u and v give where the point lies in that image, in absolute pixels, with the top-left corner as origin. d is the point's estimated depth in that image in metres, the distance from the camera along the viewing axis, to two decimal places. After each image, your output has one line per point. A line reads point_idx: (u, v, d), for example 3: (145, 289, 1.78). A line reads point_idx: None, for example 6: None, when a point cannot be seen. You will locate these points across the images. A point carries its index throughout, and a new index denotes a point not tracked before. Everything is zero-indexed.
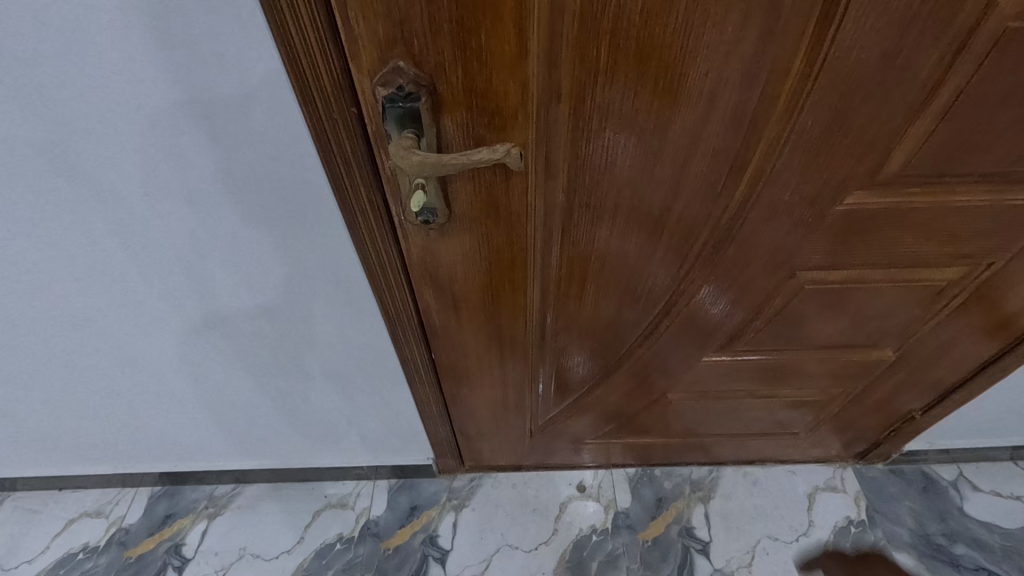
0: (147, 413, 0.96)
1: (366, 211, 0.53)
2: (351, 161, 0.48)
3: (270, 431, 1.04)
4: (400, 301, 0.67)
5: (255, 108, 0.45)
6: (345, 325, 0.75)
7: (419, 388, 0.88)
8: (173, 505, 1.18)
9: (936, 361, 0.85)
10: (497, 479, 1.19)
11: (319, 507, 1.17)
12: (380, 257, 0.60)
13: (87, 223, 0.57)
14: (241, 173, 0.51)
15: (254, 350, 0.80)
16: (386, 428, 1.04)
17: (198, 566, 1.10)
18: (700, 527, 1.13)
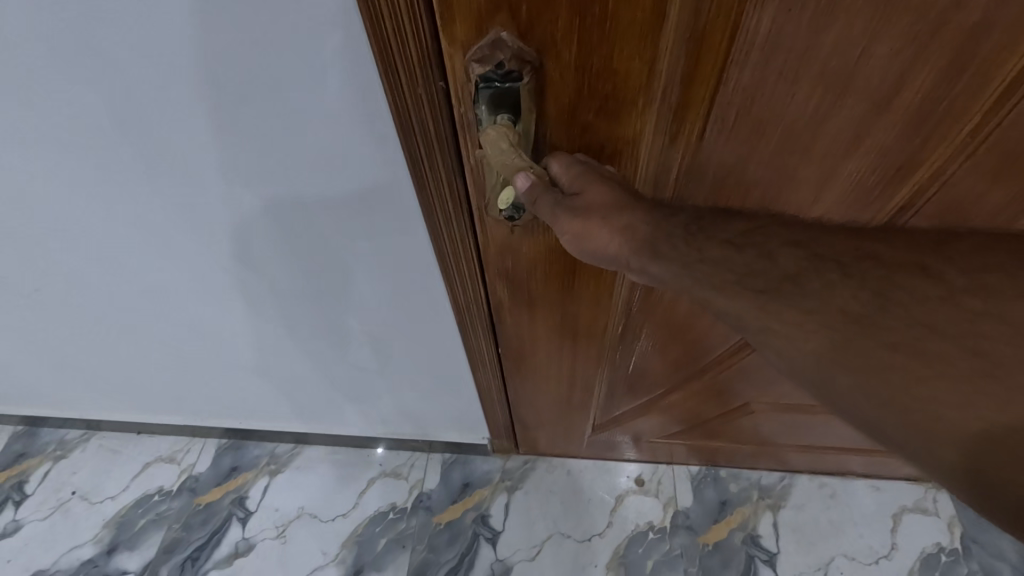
0: (214, 374, 0.98)
1: (446, 200, 0.47)
2: (435, 145, 0.41)
3: (329, 400, 1.04)
4: (470, 292, 0.62)
5: (330, 79, 0.40)
6: (411, 305, 0.71)
7: (481, 374, 0.84)
8: (238, 459, 1.23)
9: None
10: (551, 463, 1.16)
11: (373, 475, 1.18)
12: (456, 248, 0.54)
13: (157, 193, 0.55)
14: (310, 150, 0.47)
15: (318, 322, 0.78)
16: (443, 406, 1.02)
17: (261, 520, 1.15)
18: (767, 537, 1.06)
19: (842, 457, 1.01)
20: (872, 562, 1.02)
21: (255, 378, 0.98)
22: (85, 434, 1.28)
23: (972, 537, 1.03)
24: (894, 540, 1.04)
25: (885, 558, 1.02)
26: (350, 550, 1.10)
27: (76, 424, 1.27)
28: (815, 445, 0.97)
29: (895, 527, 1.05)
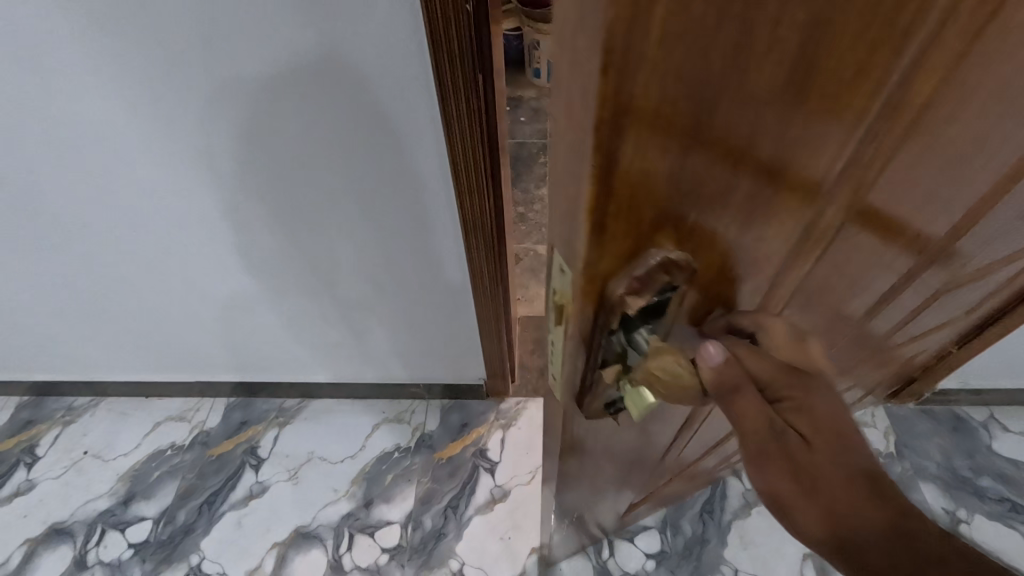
0: (228, 312, 1.05)
1: (462, 103, 0.63)
2: (457, 50, 0.58)
3: (341, 342, 1.13)
4: (476, 204, 0.77)
5: None
6: (425, 227, 0.84)
7: (483, 300, 0.98)
8: (247, 414, 1.30)
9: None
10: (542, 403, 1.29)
11: (378, 421, 1.27)
12: (466, 152, 0.69)
13: (217, 111, 0.67)
14: (356, 64, 0.61)
15: (337, 250, 0.89)
16: (444, 343, 1.13)
17: (273, 466, 1.22)
18: None
19: None
20: None
21: (274, 318, 1.07)
22: (93, 401, 1.33)
23: (905, 443, 1.20)
24: None
25: None
26: (359, 485, 1.19)
27: (83, 390, 1.32)
28: None
29: None
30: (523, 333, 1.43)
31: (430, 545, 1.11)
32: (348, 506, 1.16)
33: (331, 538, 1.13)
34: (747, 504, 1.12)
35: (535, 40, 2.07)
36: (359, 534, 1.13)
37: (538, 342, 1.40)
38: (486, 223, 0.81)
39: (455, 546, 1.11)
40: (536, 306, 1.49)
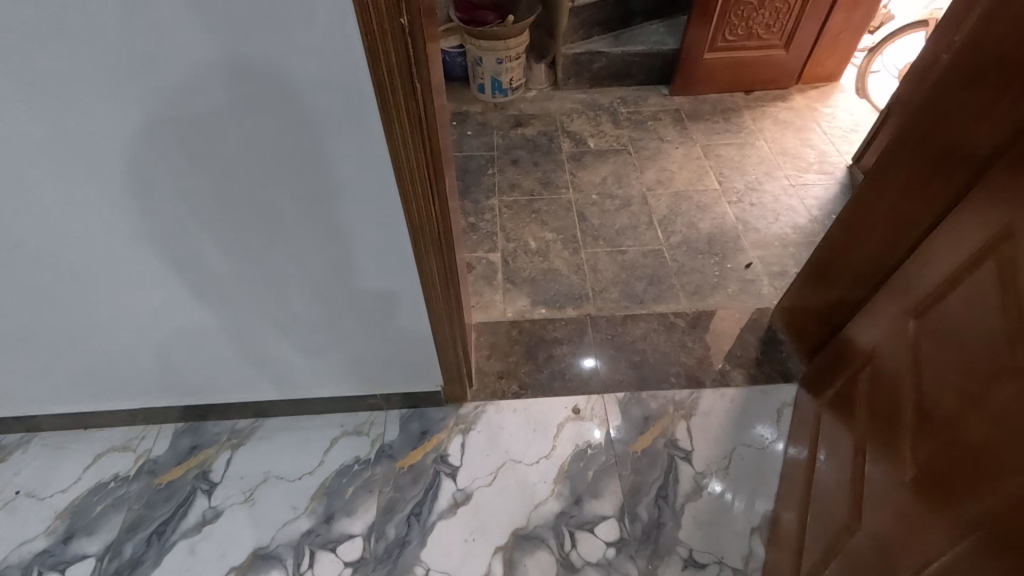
0: (174, 332, 1.03)
1: (402, 118, 0.67)
2: (394, 68, 0.62)
3: (295, 356, 1.12)
4: (423, 213, 0.80)
5: (316, 25, 0.57)
6: (377, 242, 0.86)
7: (437, 309, 1.00)
8: (197, 438, 1.26)
9: (912, 293, 0.97)
10: (499, 405, 1.32)
11: (337, 435, 1.26)
12: (409, 165, 0.73)
13: (158, 128, 0.68)
14: (295, 83, 0.63)
15: (292, 262, 0.89)
16: (400, 354, 1.14)
17: (226, 489, 1.19)
18: (683, 439, 1.26)
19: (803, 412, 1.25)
20: (764, 447, 1.24)
21: (225, 335, 1.05)
22: (26, 437, 1.26)
23: None
24: (779, 427, 1.28)
25: (774, 442, 1.25)
26: (320, 500, 1.17)
27: (13, 426, 1.24)
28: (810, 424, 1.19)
29: (779, 419, 1.29)
30: (478, 339, 1.46)
31: (394, 553, 1.11)
32: (308, 522, 1.14)
33: (291, 557, 1.10)
34: (699, 486, 1.19)
35: (477, 57, 2.14)
36: (320, 551, 1.11)
37: (494, 346, 1.44)
38: (434, 226, 0.83)
39: (419, 552, 1.11)
40: (490, 312, 1.53)
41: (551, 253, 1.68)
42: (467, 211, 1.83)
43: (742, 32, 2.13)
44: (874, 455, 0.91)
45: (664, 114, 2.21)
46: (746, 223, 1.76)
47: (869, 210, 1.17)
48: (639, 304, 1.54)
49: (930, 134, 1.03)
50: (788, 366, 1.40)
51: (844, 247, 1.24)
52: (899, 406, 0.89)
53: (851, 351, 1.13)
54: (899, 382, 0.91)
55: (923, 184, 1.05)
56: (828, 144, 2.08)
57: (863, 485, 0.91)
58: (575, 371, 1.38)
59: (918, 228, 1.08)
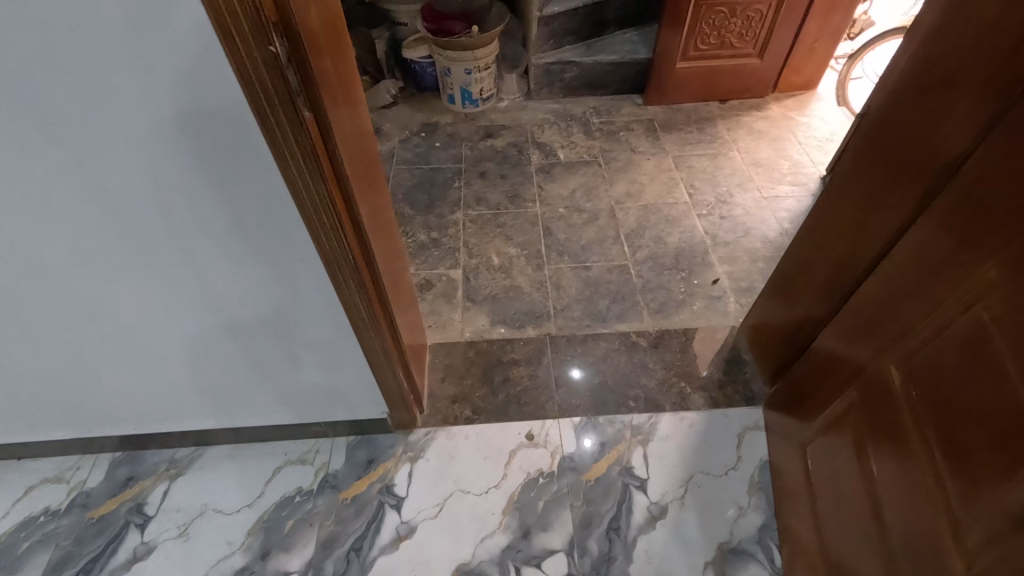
0: (96, 365, 0.98)
1: (294, 153, 0.62)
2: (274, 102, 0.56)
3: (229, 385, 1.08)
4: (335, 246, 0.75)
5: (179, 61, 0.53)
6: (293, 276, 0.81)
7: (369, 338, 0.96)
8: (135, 469, 1.21)
9: (876, 317, 0.91)
10: (451, 432, 1.27)
11: (280, 464, 1.22)
12: (311, 199, 0.68)
13: (33, 174, 0.63)
14: (171, 120, 0.58)
15: (209, 297, 0.84)
16: (340, 381, 1.09)
17: (160, 523, 1.14)
18: (639, 467, 1.21)
19: (779, 436, 1.21)
20: (723, 474, 1.20)
21: (149, 367, 1.00)
22: None
23: None
24: (739, 454, 1.23)
25: (733, 469, 1.21)
26: (256, 535, 1.12)
27: None
28: (794, 453, 1.14)
29: (739, 444, 1.25)
30: (433, 361, 1.41)
31: None
32: (243, 558, 1.10)
33: None
34: (652, 517, 1.14)
35: (446, 68, 2.10)
36: None
37: (449, 369, 1.39)
38: (350, 258, 0.79)
39: None
40: (447, 332, 1.48)
41: (514, 270, 1.64)
42: (430, 225, 1.78)
43: (715, 40, 2.09)
44: (890, 498, 0.86)
45: (637, 124, 2.17)
46: (716, 237, 1.72)
47: (828, 223, 1.11)
48: (601, 323, 1.49)
49: (874, 143, 0.96)
50: (751, 388, 1.35)
51: (807, 262, 1.18)
52: (902, 447, 0.84)
53: (823, 376, 1.07)
54: (901, 423, 0.84)
55: (876, 200, 0.97)
56: (803, 154, 2.04)
57: (886, 534, 0.86)
58: (532, 395, 1.33)
59: (874, 249, 1.00)
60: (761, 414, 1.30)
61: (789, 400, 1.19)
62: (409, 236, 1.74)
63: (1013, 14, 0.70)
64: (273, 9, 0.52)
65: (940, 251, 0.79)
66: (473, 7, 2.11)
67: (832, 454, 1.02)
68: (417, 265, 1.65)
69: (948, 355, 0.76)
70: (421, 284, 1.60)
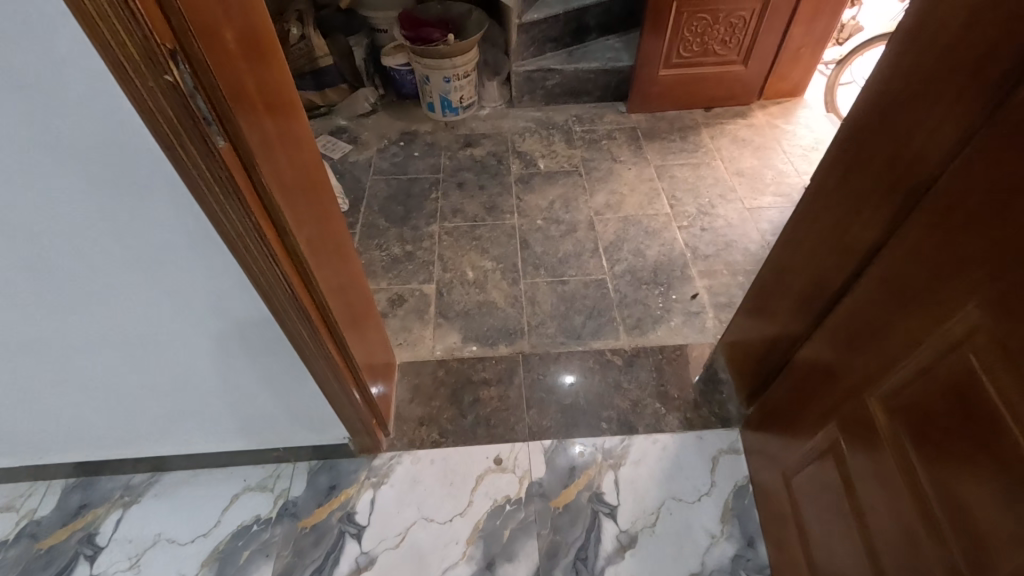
0: (36, 393, 0.94)
1: (210, 184, 0.58)
2: (181, 132, 0.53)
3: (180, 411, 1.04)
4: (269, 275, 0.71)
5: (72, 92, 0.49)
6: (229, 304, 0.77)
7: (317, 365, 0.92)
8: (87, 495, 1.17)
9: (841, 343, 0.87)
10: (417, 456, 1.23)
11: (238, 490, 1.18)
12: (236, 230, 0.64)
13: None
14: (72, 151, 0.54)
15: (144, 324, 0.80)
16: (296, 407, 1.06)
17: (112, 553, 1.10)
18: (609, 493, 1.17)
19: (758, 461, 1.17)
20: (695, 500, 1.16)
21: (93, 392, 0.96)
22: None
23: None
24: (713, 479, 1.19)
25: (706, 495, 1.17)
26: (210, 567, 1.08)
27: None
28: (772, 480, 1.10)
29: (713, 468, 1.21)
30: (401, 381, 1.37)
31: None
32: None
33: None
34: (622, 546, 1.10)
35: (424, 75, 2.06)
36: None
37: (417, 390, 1.35)
38: (286, 287, 0.75)
39: None
40: (417, 350, 1.44)
41: (488, 284, 1.60)
42: (405, 238, 1.74)
43: (697, 47, 2.05)
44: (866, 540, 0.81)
45: (619, 132, 2.14)
46: (695, 250, 1.68)
47: (796, 243, 1.06)
48: (576, 340, 1.45)
49: (838, 162, 0.91)
50: (727, 409, 1.31)
51: (777, 281, 1.14)
52: (871, 485, 0.79)
53: (793, 400, 1.03)
54: (865, 456, 0.80)
55: (840, 224, 0.93)
56: (788, 163, 2.01)
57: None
58: (501, 417, 1.29)
59: (836, 276, 0.95)
60: (737, 437, 1.26)
61: (764, 423, 1.16)
62: (383, 250, 1.70)
63: (976, 33, 0.66)
64: (169, 36, 0.48)
65: (896, 280, 0.75)
66: (452, 13, 2.12)
67: (806, 482, 0.98)
68: (390, 279, 1.62)
69: (905, 392, 0.72)
70: (392, 300, 1.56)
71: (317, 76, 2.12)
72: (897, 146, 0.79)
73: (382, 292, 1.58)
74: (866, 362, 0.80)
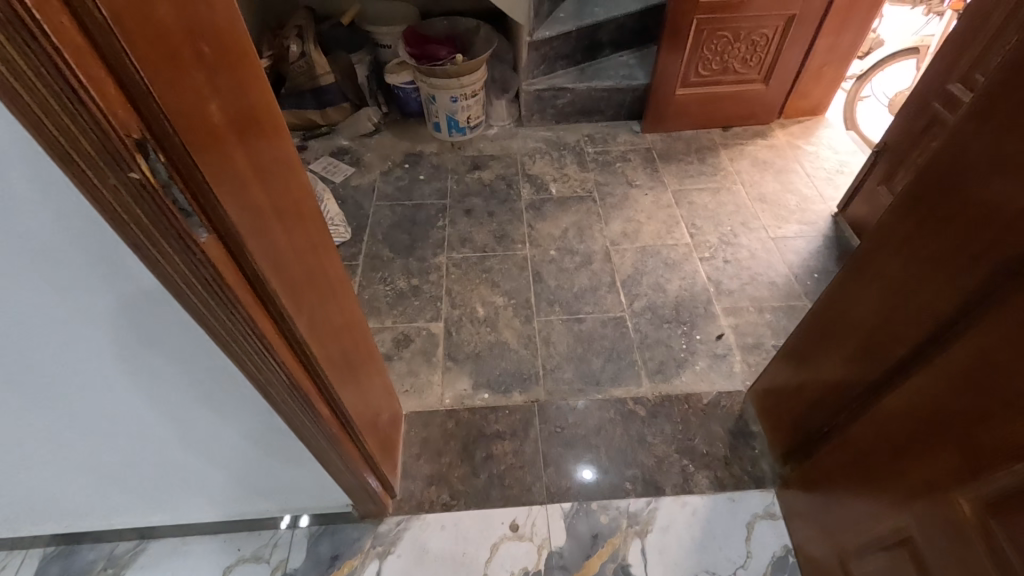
0: (4, 474, 0.84)
1: (193, 283, 0.49)
2: (153, 232, 0.43)
3: (169, 482, 0.95)
4: (263, 367, 0.62)
5: (23, 192, 0.40)
6: (223, 383, 0.69)
7: (315, 443, 0.82)
8: (67, 567, 1.08)
9: (919, 425, 0.78)
10: (426, 521, 1.14)
11: (231, 561, 1.08)
12: (223, 326, 0.54)
13: None
14: (29, 248, 0.46)
15: (126, 405, 0.72)
16: (295, 475, 0.97)
17: None
18: (636, 565, 1.08)
19: (802, 530, 1.08)
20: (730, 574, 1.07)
21: (69, 470, 0.86)
22: None
23: None
24: (749, 548, 1.11)
25: (742, 568, 1.08)
26: None
27: None
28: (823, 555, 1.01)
29: (748, 536, 1.12)
30: (408, 434, 1.27)
31: None
32: None
33: None
34: None
35: (430, 95, 1.96)
36: None
37: (425, 444, 1.25)
38: (284, 375, 0.65)
39: None
40: (425, 397, 1.34)
41: (500, 322, 1.50)
42: (411, 270, 1.64)
43: (717, 66, 1.96)
44: None
45: (634, 154, 2.04)
46: (719, 284, 1.59)
47: (849, 299, 0.96)
48: (595, 387, 1.35)
49: (907, 217, 0.81)
50: (760, 467, 1.22)
51: (823, 337, 1.04)
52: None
53: (851, 475, 0.94)
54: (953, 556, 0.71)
55: (904, 287, 0.83)
56: (812, 188, 1.91)
57: None
58: (516, 476, 1.20)
59: (897, 342, 0.85)
60: (773, 499, 1.17)
61: (810, 490, 1.06)
62: (387, 283, 1.61)
63: None
64: (136, 124, 0.38)
65: (1000, 366, 0.65)
66: (459, 29, 2.03)
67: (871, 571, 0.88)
68: (395, 317, 1.52)
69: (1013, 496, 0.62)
70: (398, 340, 1.47)
71: (318, 94, 2.03)
72: (983, 209, 0.69)
73: (387, 331, 1.49)
74: (953, 454, 0.71)
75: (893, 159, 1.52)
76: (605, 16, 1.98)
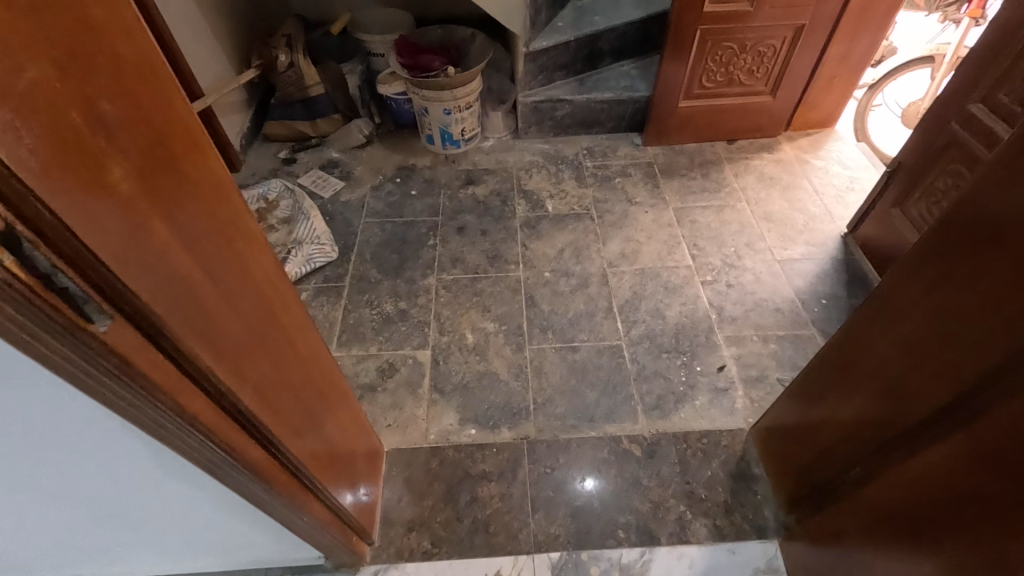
0: None
1: (96, 380, 0.41)
2: (34, 331, 0.36)
3: (113, 566, 0.86)
4: (200, 450, 0.54)
5: None
6: (158, 480, 0.60)
7: (280, 512, 0.74)
8: None
9: (954, 502, 0.69)
10: (405, 571, 1.07)
11: None
12: (145, 418, 0.47)
13: None
14: None
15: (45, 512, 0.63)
16: (258, 545, 0.89)
17: None
18: None
19: None
20: None
21: None
22: None
23: None
24: None
25: None
26: None
27: None
28: None
29: None
30: (389, 473, 1.20)
31: None
32: None
33: None
34: None
35: (423, 107, 1.89)
36: None
37: (407, 484, 1.19)
38: (226, 454, 0.58)
39: None
40: (409, 433, 1.27)
41: (490, 350, 1.43)
42: (399, 293, 1.58)
43: (722, 77, 1.88)
44: None
45: (634, 169, 1.96)
46: (721, 310, 1.51)
47: (868, 348, 0.88)
48: (588, 423, 1.28)
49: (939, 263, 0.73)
50: (763, 515, 1.14)
51: (838, 384, 0.96)
52: None
53: (868, 543, 0.85)
54: None
55: (932, 340, 0.74)
56: (820, 206, 1.83)
57: None
58: (502, 522, 1.13)
59: (918, 400, 0.76)
60: (776, 550, 1.10)
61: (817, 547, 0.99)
62: (374, 307, 1.54)
63: None
64: None
65: None
66: (454, 38, 1.96)
67: None
68: (380, 344, 1.45)
69: None
70: (383, 369, 1.40)
71: (308, 105, 1.97)
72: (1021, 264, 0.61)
73: (372, 360, 1.42)
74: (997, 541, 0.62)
75: (908, 180, 1.44)
76: (606, 25, 1.91)
